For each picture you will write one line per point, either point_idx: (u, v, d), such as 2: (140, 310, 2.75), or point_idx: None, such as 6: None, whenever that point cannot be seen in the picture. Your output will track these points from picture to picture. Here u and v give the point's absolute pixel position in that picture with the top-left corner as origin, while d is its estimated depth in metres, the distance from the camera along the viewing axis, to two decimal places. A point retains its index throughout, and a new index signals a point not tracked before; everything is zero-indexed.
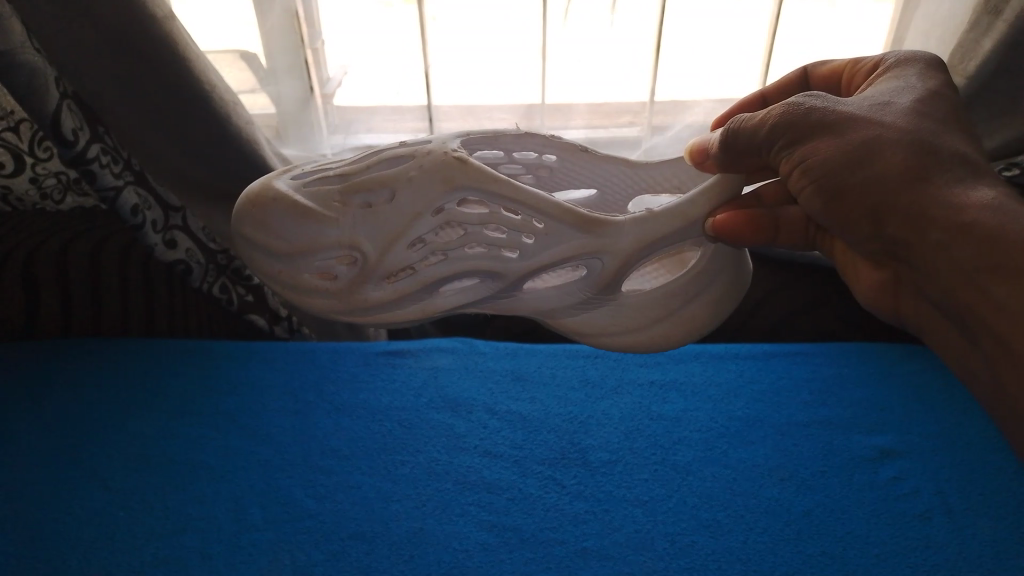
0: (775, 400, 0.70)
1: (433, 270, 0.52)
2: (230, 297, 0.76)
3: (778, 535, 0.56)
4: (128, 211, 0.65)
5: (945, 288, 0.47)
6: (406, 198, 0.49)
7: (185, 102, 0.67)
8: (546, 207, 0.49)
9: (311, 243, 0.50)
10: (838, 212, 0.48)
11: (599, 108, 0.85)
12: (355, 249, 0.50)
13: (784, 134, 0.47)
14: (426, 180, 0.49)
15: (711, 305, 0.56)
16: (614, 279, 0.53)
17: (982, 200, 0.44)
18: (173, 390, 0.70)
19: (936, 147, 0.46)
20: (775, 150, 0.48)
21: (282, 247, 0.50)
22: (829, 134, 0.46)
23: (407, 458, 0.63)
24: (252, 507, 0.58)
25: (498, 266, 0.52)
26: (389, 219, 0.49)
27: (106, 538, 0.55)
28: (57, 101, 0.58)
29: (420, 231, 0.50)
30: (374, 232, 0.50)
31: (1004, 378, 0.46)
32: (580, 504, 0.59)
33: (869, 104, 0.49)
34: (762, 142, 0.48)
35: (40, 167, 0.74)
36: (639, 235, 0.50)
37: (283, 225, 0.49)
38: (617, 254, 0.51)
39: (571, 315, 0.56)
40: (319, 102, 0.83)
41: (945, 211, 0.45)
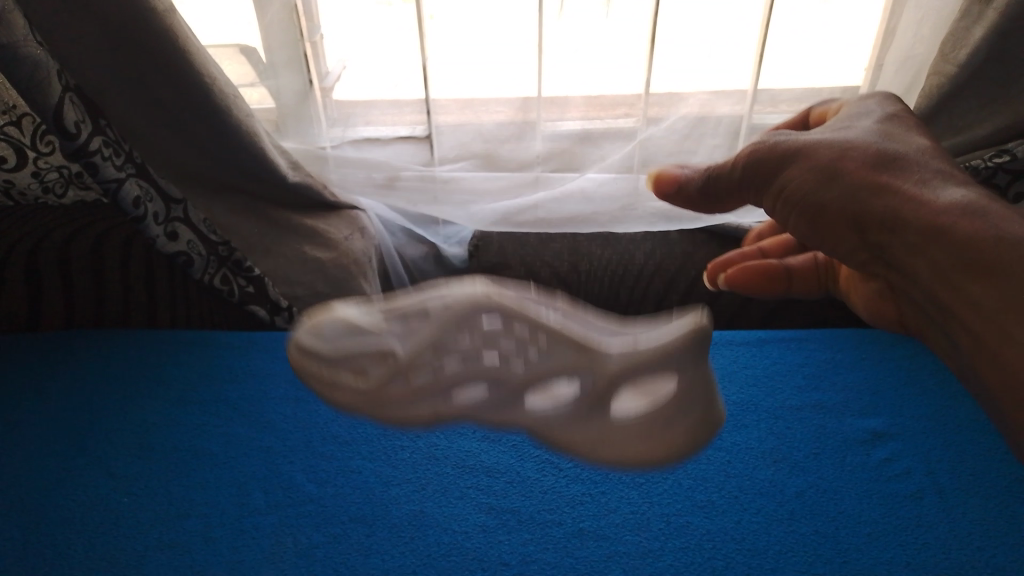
0: (770, 386, 0.71)
1: (456, 374, 0.47)
2: (230, 288, 0.77)
3: (771, 515, 0.57)
4: (129, 203, 0.67)
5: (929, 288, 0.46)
6: (439, 309, 0.46)
7: (190, 96, 0.68)
8: (550, 321, 0.45)
9: (356, 340, 0.49)
10: (817, 224, 0.49)
11: (596, 100, 0.79)
12: (386, 354, 0.48)
13: (752, 169, 0.50)
14: (454, 302, 0.46)
15: (688, 429, 0.45)
16: (604, 397, 0.45)
17: (950, 198, 0.44)
18: (175, 379, 0.71)
19: (899, 155, 0.46)
20: (753, 186, 0.51)
21: (327, 347, 0.49)
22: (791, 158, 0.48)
23: (407, 444, 0.64)
24: (255, 492, 0.59)
25: (506, 370, 0.46)
26: (421, 330, 0.47)
27: (111, 523, 0.56)
28: (58, 94, 0.61)
29: (450, 337, 0.47)
30: (410, 338, 0.47)
31: (978, 368, 0.45)
32: (577, 486, 0.60)
33: (833, 127, 0.50)
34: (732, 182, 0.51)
35: (42, 161, 0.77)
36: (627, 354, 0.44)
37: (328, 338, 0.50)
38: (603, 374, 0.45)
39: (574, 429, 0.46)
40: (319, 95, 0.81)
41: (913, 212, 0.44)
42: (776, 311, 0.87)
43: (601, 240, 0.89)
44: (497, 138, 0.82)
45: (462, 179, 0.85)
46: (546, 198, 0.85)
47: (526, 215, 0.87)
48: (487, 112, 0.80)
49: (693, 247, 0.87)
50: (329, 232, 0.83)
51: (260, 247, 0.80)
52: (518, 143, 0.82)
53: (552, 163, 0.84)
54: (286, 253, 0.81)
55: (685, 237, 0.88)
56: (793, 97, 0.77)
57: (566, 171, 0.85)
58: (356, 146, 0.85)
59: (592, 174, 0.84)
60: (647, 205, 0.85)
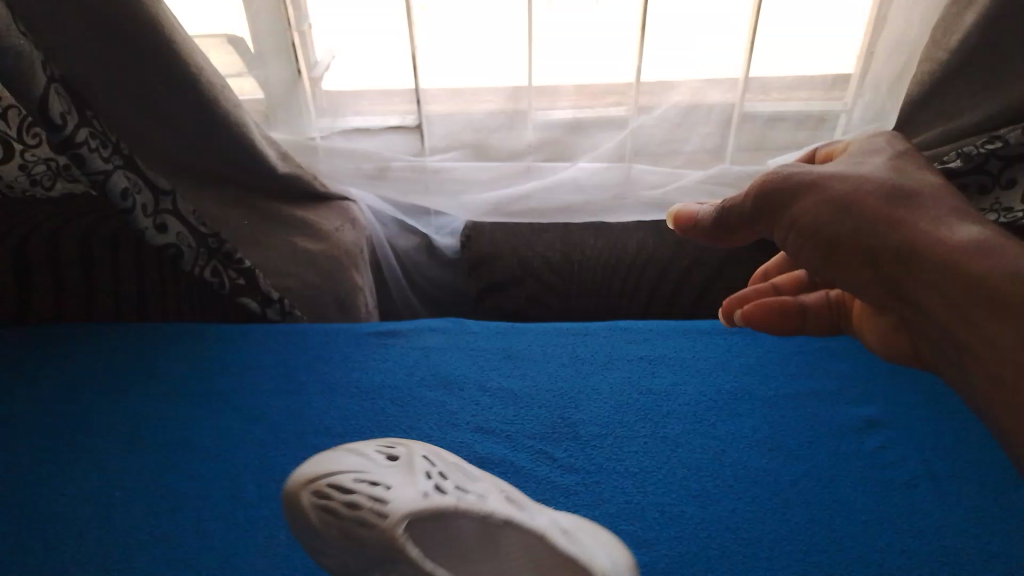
0: (763, 374, 0.71)
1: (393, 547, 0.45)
2: (221, 280, 0.76)
3: (765, 504, 0.57)
4: (117, 194, 0.67)
5: (940, 323, 0.44)
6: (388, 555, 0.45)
7: (178, 85, 0.68)
8: None
9: (340, 533, 0.46)
10: (824, 258, 0.49)
11: (586, 89, 0.78)
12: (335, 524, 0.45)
13: (764, 201, 0.48)
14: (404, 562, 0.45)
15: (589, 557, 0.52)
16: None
17: (964, 235, 0.43)
18: (167, 372, 0.71)
19: (913, 192, 0.46)
20: (765, 221, 0.49)
21: (318, 518, 0.46)
22: (803, 189, 0.47)
23: (401, 435, 0.64)
24: (248, 485, 0.59)
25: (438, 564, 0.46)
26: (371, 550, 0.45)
27: (102, 518, 0.56)
28: (44, 84, 0.60)
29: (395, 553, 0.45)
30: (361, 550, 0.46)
31: (986, 407, 0.43)
32: (571, 476, 0.60)
33: (846, 160, 0.50)
34: (742, 213, 0.50)
35: (29, 154, 0.76)
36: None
37: (321, 515, 0.46)
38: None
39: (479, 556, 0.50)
40: (307, 86, 0.79)
41: (927, 249, 0.43)
42: None
43: (593, 228, 0.89)
44: (488, 127, 0.81)
45: (453, 169, 0.84)
46: (538, 186, 0.85)
47: (517, 205, 0.87)
48: (477, 101, 0.79)
49: (685, 236, 0.87)
50: (320, 224, 0.83)
51: (253, 238, 0.80)
52: (508, 132, 0.81)
53: (543, 153, 0.83)
54: (276, 245, 0.81)
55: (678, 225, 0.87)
56: (784, 84, 0.76)
57: (557, 160, 0.84)
58: (345, 135, 0.83)
59: (584, 162, 0.83)
60: (641, 194, 0.84)
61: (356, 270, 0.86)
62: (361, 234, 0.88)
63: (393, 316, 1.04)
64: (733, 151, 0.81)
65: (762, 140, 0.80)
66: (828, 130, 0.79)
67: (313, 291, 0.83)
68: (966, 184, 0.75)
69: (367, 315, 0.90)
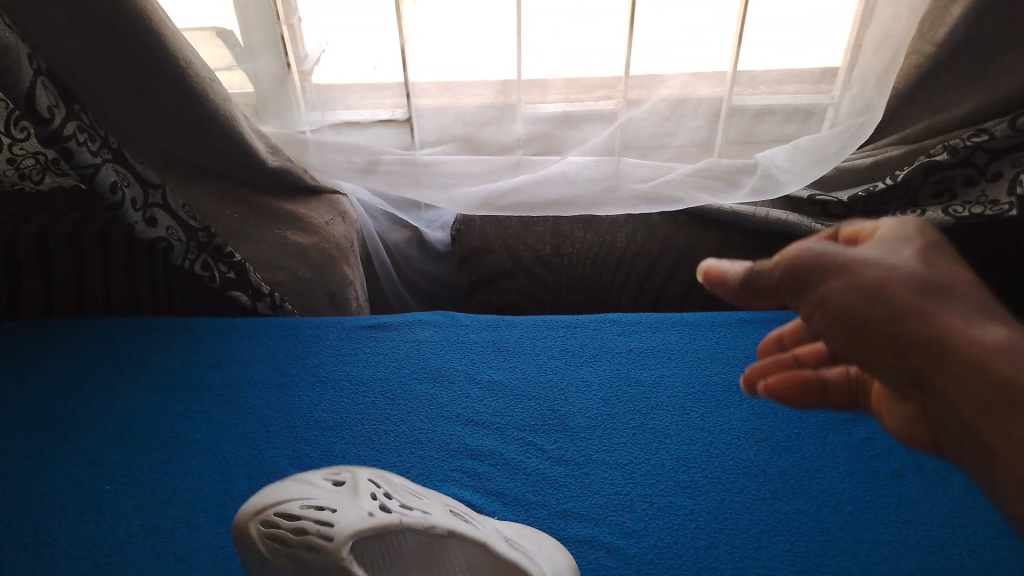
0: (752, 365, 0.71)
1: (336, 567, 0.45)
2: (211, 274, 0.76)
3: (753, 495, 0.58)
4: (106, 188, 0.67)
5: (959, 424, 0.35)
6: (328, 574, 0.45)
7: (166, 80, 0.68)
8: None
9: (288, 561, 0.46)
10: (850, 344, 0.37)
11: (575, 82, 0.78)
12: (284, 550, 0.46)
13: (784, 284, 0.36)
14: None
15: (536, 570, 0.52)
16: None
17: (1006, 339, 0.33)
18: (157, 366, 0.71)
19: (945, 280, 0.35)
20: (791, 294, 0.37)
21: (268, 549, 0.46)
22: (833, 271, 0.35)
23: (391, 428, 0.64)
24: (239, 478, 0.59)
25: None
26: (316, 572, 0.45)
27: (92, 512, 0.56)
28: (30, 78, 0.61)
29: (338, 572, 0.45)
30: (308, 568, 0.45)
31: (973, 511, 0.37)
32: (561, 468, 0.60)
33: (885, 241, 0.37)
34: (765, 292, 0.37)
35: (18, 147, 0.74)
36: None
37: (270, 544, 0.46)
38: None
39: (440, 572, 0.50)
40: (297, 79, 0.78)
41: (964, 353, 0.33)
42: None
43: (582, 222, 0.88)
44: (478, 121, 0.81)
45: (444, 163, 0.84)
46: (528, 180, 0.85)
47: (508, 198, 0.86)
48: (466, 95, 0.79)
49: (675, 229, 0.86)
50: (310, 217, 0.84)
51: (243, 232, 0.80)
52: (498, 126, 0.81)
53: (532, 147, 0.83)
54: (265, 237, 0.81)
55: (668, 219, 0.87)
56: (773, 78, 0.76)
57: (546, 153, 0.84)
58: (335, 129, 0.83)
59: (574, 157, 0.83)
60: (630, 187, 0.84)
61: (346, 263, 0.86)
62: (353, 227, 0.90)
63: (382, 310, 1.04)
64: (721, 145, 0.81)
65: (750, 134, 0.81)
66: (816, 123, 0.79)
67: (303, 285, 0.83)
68: (953, 177, 0.77)
69: (357, 310, 0.90)
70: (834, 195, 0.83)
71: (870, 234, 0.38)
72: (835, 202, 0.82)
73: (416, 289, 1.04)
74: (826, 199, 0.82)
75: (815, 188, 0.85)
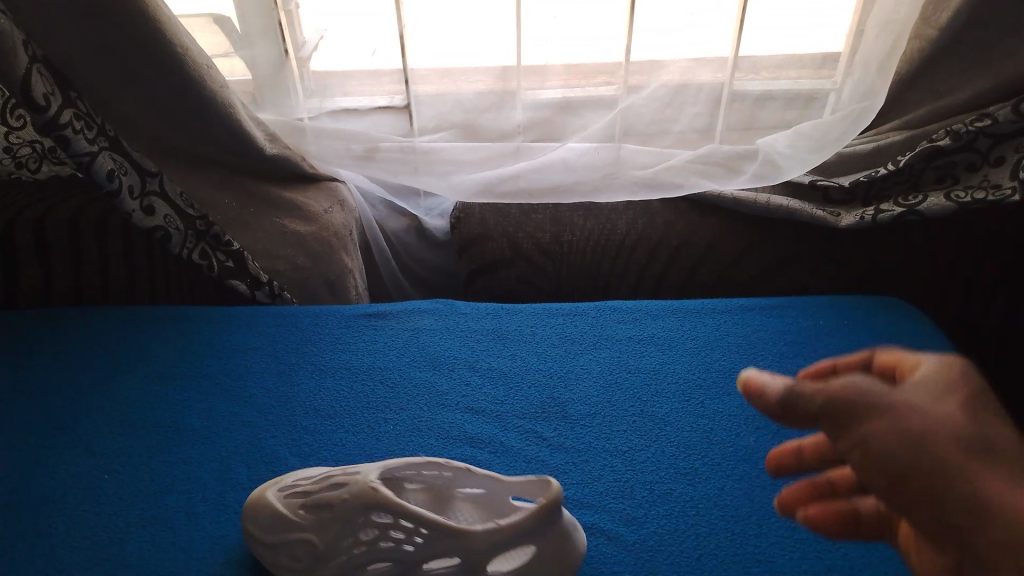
0: (752, 352, 0.71)
1: (349, 516, 0.47)
2: (209, 263, 0.76)
3: (754, 481, 0.58)
4: (103, 176, 0.67)
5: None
6: (341, 517, 0.48)
7: (163, 66, 0.68)
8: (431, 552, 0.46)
9: (306, 512, 0.49)
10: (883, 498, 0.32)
11: (575, 68, 0.77)
12: (303, 516, 0.49)
13: (823, 414, 0.33)
14: (351, 511, 0.47)
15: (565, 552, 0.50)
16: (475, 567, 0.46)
17: None
18: (156, 355, 0.71)
19: (989, 435, 0.31)
20: (830, 430, 0.33)
21: (288, 507, 0.50)
22: (876, 410, 0.32)
23: (391, 417, 0.64)
24: (238, 467, 0.59)
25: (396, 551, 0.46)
26: (332, 521, 0.48)
27: (91, 501, 0.56)
28: (25, 65, 0.60)
29: (350, 518, 0.47)
30: (324, 524, 0.48)
31: None
32: (560, 456, 0.60)
33: (928, 383, 0.34)
34: (802, 417, 0.34)
35: (14, 136, 0.75)
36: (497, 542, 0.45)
37: (291, 503, 0.51)
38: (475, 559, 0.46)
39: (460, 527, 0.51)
40: (295, 65, 0.78)
41: (1009, 517, 0.28)
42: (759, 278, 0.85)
43: (582, 210, 0.88)
44: (477, 108, 0.80)
45: (443, 149, 0.83)
46: (527, 167, 0.84)
47: (509, 184, 0.85)
48: (466, 81, 0.78)
49: (675, 216, 0.86)
50: (307, 204, 0.84)
51: (241, 220, 0.80)
52: (497, 112, 0.81)
53: (532, 133, 0.82)
54: (264, 226, 0.80)
55: (668, 206, 0.86)
56: (774, 64, 0.76)
57: (547, 140, 0.83)
58: (334, 117, 0.83)
59: (574, 143, 0.82)
60: (631, 173, 0.83)
61: (344, 252, 0.86)
62: (350, 215, 0.90)
63: (382, 299, 1.04)
64: (722, 130, 0.81)
65: (752, 120, 0.80)
66: (818, 109, 0.78)
67: (302, 274, 0.82)
68: (955, 163, 0.76)
69: (355, 299, 0.89)
70: (837, 180, 0.82)
71: (911, 369, 0.35)
72: (837, 187, 0.81)
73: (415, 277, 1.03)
74: (828, 183, 0.81)
75: (817, 174, 0.85)
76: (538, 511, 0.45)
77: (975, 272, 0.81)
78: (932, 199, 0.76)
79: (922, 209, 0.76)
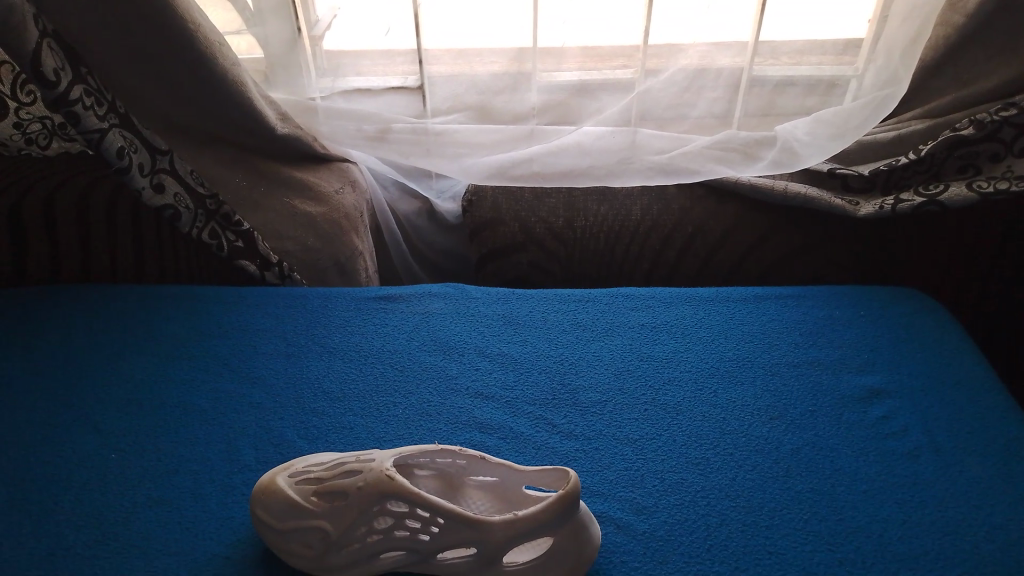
0: (766, 342, 0.70)
1: (366, 509, 0.47)
2: (219, 242, 0.75)
3: (766, 472, 0.57)
4: (113, 153, 0.66)
5: None
6: (357, 510, 0.47)
7: (173, 43, 0.67)
8: (452, 541, 0.46)
9: (319, 499, 0.48)
10: None
11: (592, 51, 0.76)
12: (315, 505, 0.48)
13: None
14: (367, 501, 0.46)
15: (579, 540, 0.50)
16: (495, 558, 0.46)
17: None
18: (165, 334, 0.70)
19: None
20: None
21: (300, 493, 0.49)
22: None
23: (400, 400, 0.63)
24: (245, 449, 0.58)
25: (417, 541, 0.46)
26: (346, 512, 0.47)
27: (98, 480, 0.55)
28: (36, 39, 0.60)
29: (366, 509, 0.47)
30: (338, 514, 0.47)
31: None
32: (570, 443, 0.59)
33: None
34: None
35: (23, 112, 0.75)
36: (516, 536, 0.45)
37: (303, 489, 0.49)
38: (494, 549, 0.46)
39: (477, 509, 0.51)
40: (308, 44, 0.77)
41: None
42: (774, 267, 0.84)
43: (597, 194, 0.86)
44: (491, 89, 0.79)
45: (456, 132, 0.82)
46: (540, 151, 0.83)
47: (521, 168, 0.84)
48: (480, 62, 0.77)
49: (691, 202, 0.84)
50: (319, 185, 0.83)
51: (251, 199, 0.79)
52: (513, 94, 0.79)
53: (547, 116, 0.81)
54: (275, 207, 0.80)
55: (684, 192, 0.85)
56: (794, 49, 0.74)
57: (561, 124, 0.82)
58: (346, 97, 0.81)
59: (588, 127, 0.81)
60: (646, 158, 0.81)
61: (355, 234, 0.85)
62: (362, 196, 0.89)
63: (392, 282, 1.03)
64: (740, 117, 0.79)
65: (771, 106, 0.78)
66: (838, 96, 0.77)
67: (312, 255, 0.81)
68: (978, 152, 0.74)
69: (365, 281, 0.88)
70: (856, 169, 0.80)
71: None
72: (856, 176, 0.79)
73: (424, 260, 1.03)
74: (847, 172, 0.80)
75: (837, 161, 0.83)
76: (555, 502, 0.45)
77: (994, 264, 0.79)
78: (954, 188, 0.75)
79: (943, 199, 0.75)
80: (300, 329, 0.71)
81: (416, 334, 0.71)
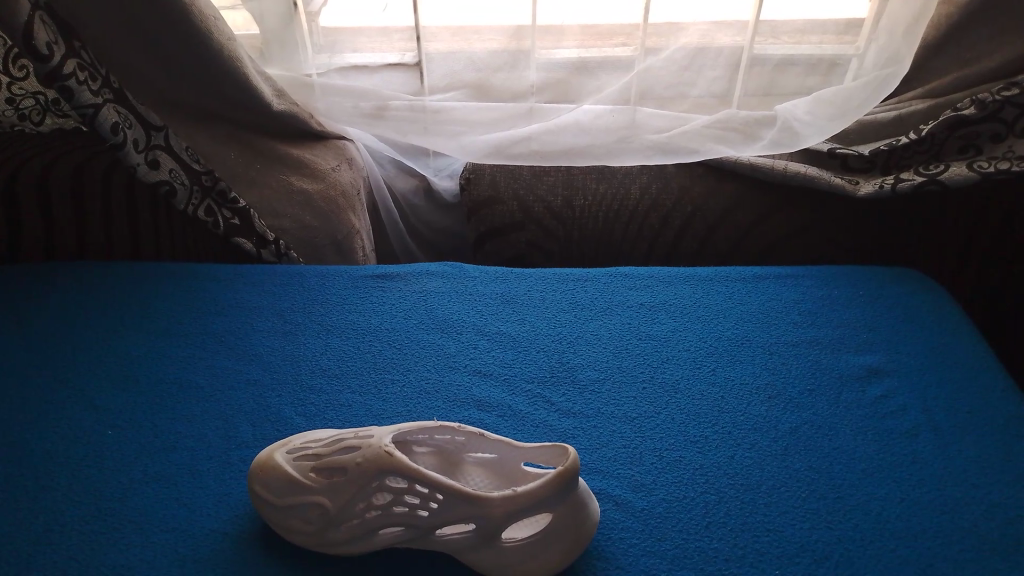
0: (765, 321, 0.70)
1: (366, 485, 0.46)
2: (214, 220, 0.74)
3: (765, 451, 0.57)
4: (107, 129, 0.65)
5: None
6: (357, 485, 0.46)
7: (167, 16, 0.66)
8: (450, 517, 0.46)
9: (318, 474, 0.48)
10: None
11: (592, 28, 0.75)
12: (315, 479, 0.48)
13: None
14: (366, 476, 0.46)
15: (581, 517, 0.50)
16: (494, 534, 0.46)
17: None
18: (158, 312, 0.69)
19: None
20: None
21: (299, 468, 0.48)
22: None
23: (398, 378, 0.63)
24: (243, 426, 0.58)
25: (414, 519, 0.46)
26: (347, 487, 0.47)
27: (95, 457, 0.55)
28: (27, 13, 0.59)
29: (366, 485, 0.46)
30: (338, 487, 0.47)
31: None
32: (568, 421, 0.59)
33: None
34: None
35: (16, 86, 0.75)
36: (517, 511, 0.45)
37: (302, 464, 0.49)
38: (493, 526, 0.45)
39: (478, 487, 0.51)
40: (304, 19, 0.76)
41: None
42: (773, 248, 0.84)
43: (595, 172, 0.86)
44: (490, 67, 0.78)
45: (453, 110, 0.81)
46: (538, 129, 0.81)
47: (519, 147, 0.83)
48: (478, 39, 0.76)
49: (690, 181, 0.84)
50: (317, 163, 0.82)
51: (247, 176, 0.78)
52: (511, 72, 0.78)
53: (546, 94, 0.81)
54: (271, 184, 0.79)
55: (683, 170, 0.84)
56: (795, 27, 0.74)
57: (560, 101, 0.81)
58: (343, 73, 0.80)
59: (588, 105, 0.80)
60: (646, 137, 0.80)
61: (353, 212, 0.84)
62: (359, 173, 0.89)
63: (389, 260, 1.02)
64: (739, 96, 0.79)
65: (772, 85, 0.78)
66: (839, 76, 0.76)
67: (309, 234, 0.81)
68: (979, 133, 0.74)
69: (363, 260, 0.88)
70: (856, 149, 0.80)
71: None
72: (857, 155, 0.79)
73: (423, 239, 1.02)
74: (847, 151, 0.80)
75: (837, 141, 0.83)
76: (554, 478, 0.45)
77: (995, 245, 0.79)
78: (954, 168, 0.74)
79: (943, 179, 0.74)
80: (297, 307, 0.71)
81: (415, 312, 0.71)
